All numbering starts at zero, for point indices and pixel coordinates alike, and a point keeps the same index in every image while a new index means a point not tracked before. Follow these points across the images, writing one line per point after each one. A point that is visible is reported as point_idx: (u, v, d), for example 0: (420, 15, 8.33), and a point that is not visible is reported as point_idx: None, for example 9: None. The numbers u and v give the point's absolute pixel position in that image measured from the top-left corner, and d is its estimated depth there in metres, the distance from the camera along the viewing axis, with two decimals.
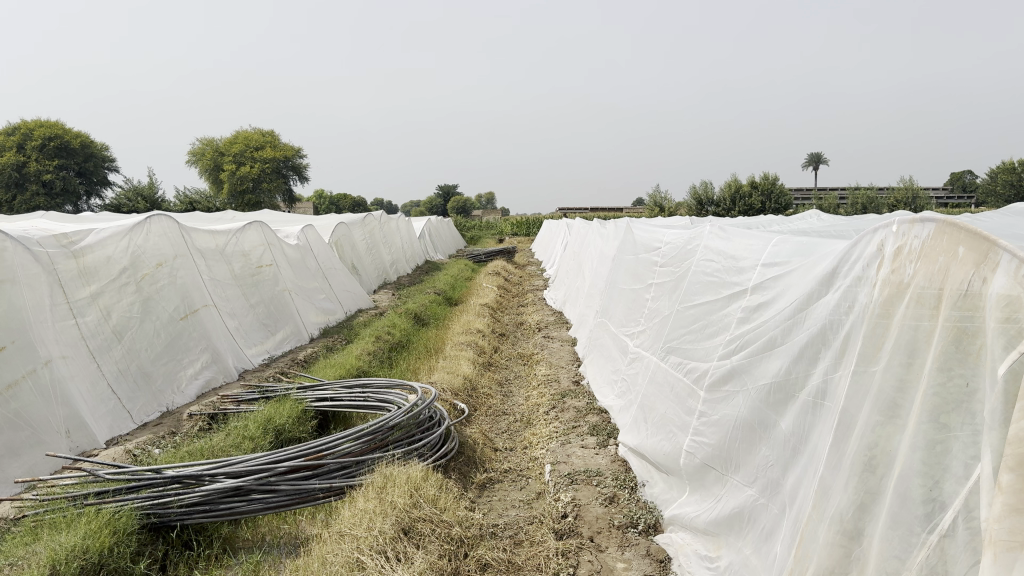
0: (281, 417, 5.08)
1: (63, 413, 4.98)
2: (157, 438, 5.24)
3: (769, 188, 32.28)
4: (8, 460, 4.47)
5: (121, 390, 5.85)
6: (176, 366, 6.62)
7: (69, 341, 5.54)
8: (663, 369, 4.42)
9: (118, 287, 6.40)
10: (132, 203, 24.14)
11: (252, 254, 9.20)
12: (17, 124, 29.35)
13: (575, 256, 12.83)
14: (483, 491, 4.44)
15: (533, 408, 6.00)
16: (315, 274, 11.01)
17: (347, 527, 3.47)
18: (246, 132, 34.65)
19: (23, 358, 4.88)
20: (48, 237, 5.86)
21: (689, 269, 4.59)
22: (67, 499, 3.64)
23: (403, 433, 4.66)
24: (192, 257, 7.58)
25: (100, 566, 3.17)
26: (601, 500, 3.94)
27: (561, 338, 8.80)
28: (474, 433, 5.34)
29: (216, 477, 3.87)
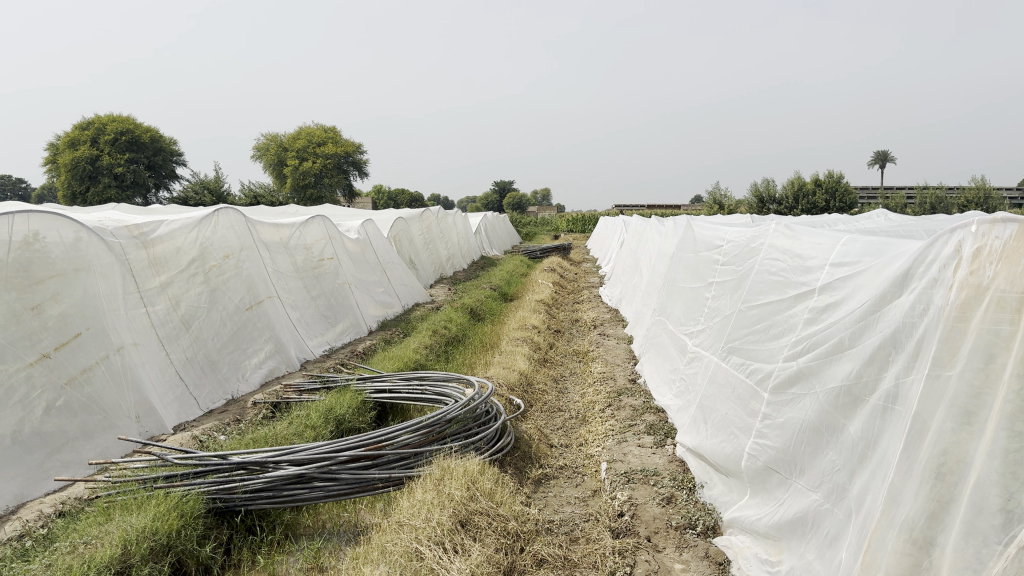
0: (341, 408, 5.16)
1: (133, 398, 5.16)
2: (222, 425, 5.38)
3: (833, 186, 31.44)
4: (83, 442, 4.64)
5: (189, 378, 6.03)
6: (240, 355, 6.78)
7: (140, 330, 5.72)
8: (724, 369, 4.36)
9: (187, 277, 6.59)
10: (199, 197, 24.83)
11: (314, 248, 9.36)
12: (91, 119, 30.47)
13: (632, 253, 12.74)
14: (539, 486, 4.45)
15: (589, 406, 5.98)
16: (375, 267, 11.17)
17: (405, 517, 3.51)
18: (309, 128, 35.31)
19: (98, 344, 5.06)
20: (120, 228, 6.06)
21: (753, 269, 4.51)
22: (138, 481, 3.76)
23: (461, 426, 4.67)
24: (257, 249, 7.76)
25: (168, 548, 3.28)
26: (658, 500, 3.90)
27: (617, 335, 8.74)
28: (530, 429, 5.34)
29: (279, 464, 3.95)
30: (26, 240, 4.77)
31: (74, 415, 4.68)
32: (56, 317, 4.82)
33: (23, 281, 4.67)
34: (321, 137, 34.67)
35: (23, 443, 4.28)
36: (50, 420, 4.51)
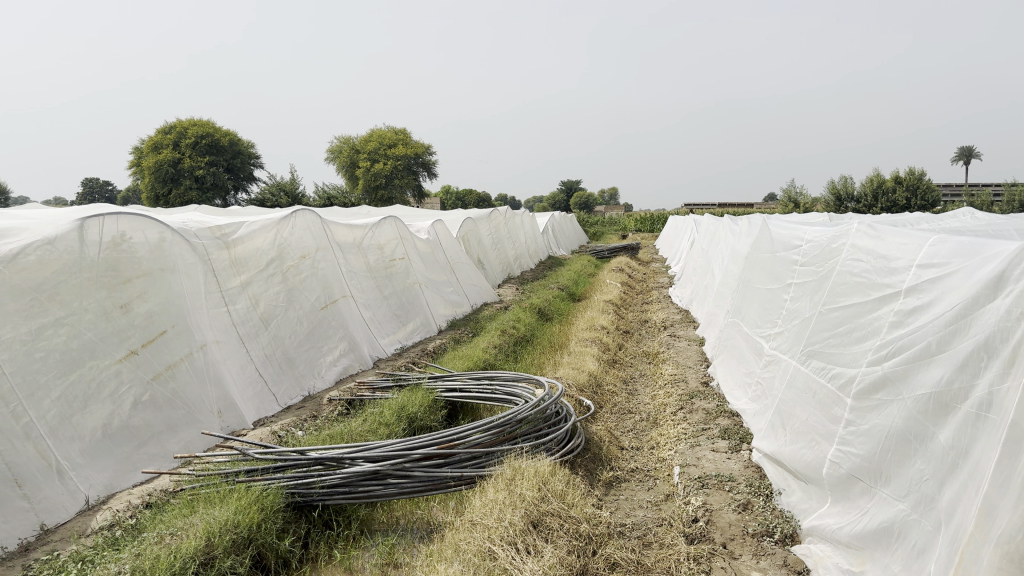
0: (413, 406, 5.23)
1: (215, 393, 5.34)
2: (299, 421, 5.51)
3: (915, 183, 30.31)
4: (168, 436, 4.82)
5: (267, 374, 6.20)
6: (316, 353, 6.93)
7: (222, 327, 5.91)
8: (803, 373, 4.23)
9: (265, 277, 6.78)
10: (275, 199, 25.53)
11: (386, 248, 9.51)
12: (174, 123, 31.69)
13: (704, 253, 12.51)
14: (610, 489, 4.41)
15: (660, 408, 5.90)
16: (444, 267, 11.26)
17: (478, 516, 3.53)
18: (380, 130, 35.93)
19: (182, 341, 5.25)
20: (203, 229, 6.27)
21: (834, 270, 4.37)
22: (220, 475, 3.89)
23: (531, 427, 4.66)
24: (332, 250, 7.92)
25: (250, 540, 3.38)
26: (734, 506, 3.82)
27: (688, 337, 8.61)
28: (600, 431, 5.30)
29: (355, 460, 4.01)
30: (116, 241, 4.97)
31: (160, 409, 4.86)
32: (143, 314, 5.02)
33: (113, 280, 4.88)
34: (392, 138, 35.17)
35: (112, 436, 4.46)
36: (137, 414, 4.69)
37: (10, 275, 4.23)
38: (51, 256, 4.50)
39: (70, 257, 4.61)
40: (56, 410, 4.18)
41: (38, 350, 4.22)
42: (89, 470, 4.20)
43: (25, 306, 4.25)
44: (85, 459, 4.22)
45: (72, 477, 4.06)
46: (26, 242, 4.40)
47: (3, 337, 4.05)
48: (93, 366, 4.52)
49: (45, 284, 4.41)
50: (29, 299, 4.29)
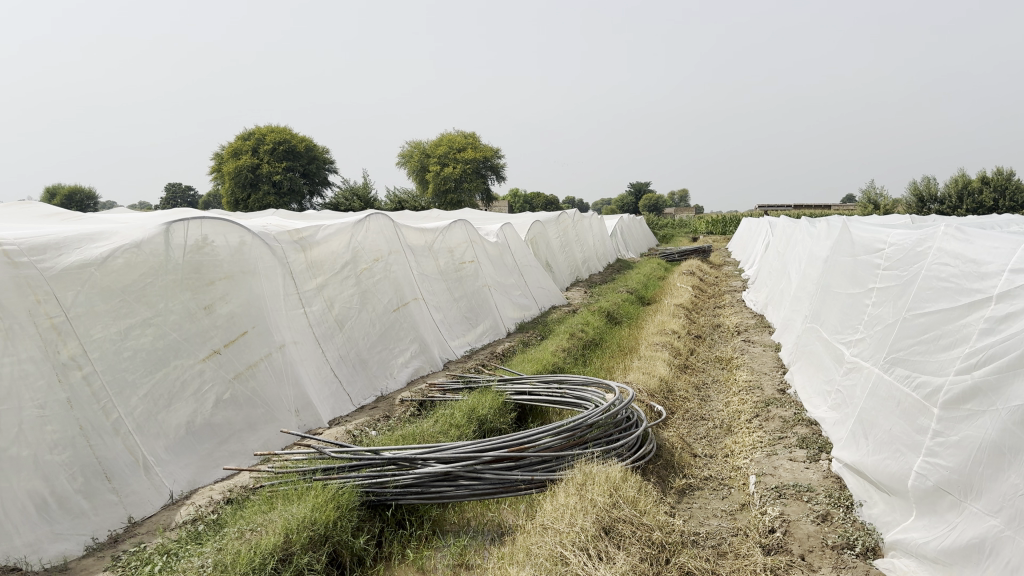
0: (483, 408, 5.26)
1: (292, 392, 5.48)
2: (372, 421, 5.60)
3: (1003, 183, 28.97)
4: (248, 433, 4.97)
5: (342, 375, 6.33)
6: (388, 354, 7.05)
7: (299, 329, 6.06)
8: (886, 382, 4.09)
9: (340, 279, 6.93)
10: (348, 203, 26.09)
11: (456, 251, 9.60)
12: (253, 130, 32.71)
13: (779, 256, 12.21)
14: (683, 497, 4.35)
15: (734, 415, 5.78)
16: (512, 270, 11.31)
17: (549, 520, 3.53)
18: (450, 135, 36.33)
19: (262, 342, 5.42)
20: (283, 233, 6.45)
21: (919, 274, 4.22)
22: (298, 473, 3.99)
23: (602, 432, 4.60)
24: (405, 253, 8.04)
25: (326, 537, 3.45)
26: (813, 517, 3.72)
27: (763, 343, 8.42)
28: (673, 438, 5.22)
29: (427, 461, 4.05)
30: (200, 244, 5.15)
31: (240, 408, 5.01)
32: (225, 315, 5.19)
33: (196, 282, 5.06)
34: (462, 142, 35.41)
35: (196, 433, 4.62)
36: (219, 412, 4.85)
37: (100, 277, 4.42)
38: (138, 258, 4.69)
39: (156, 260, 4.80)
40: (143, 407, 4.35)
41: (126, 349, 4.40)
42: (173, 465, 4.36)
43: (114, 306, 4.44)
44: (170, 455, 4.39)
45: (158, 472, 4.22)
46: (115, 246, 4.60)
47: (94, 336, 4.24)
48: (178, 365, 4.69)
49: (132, 286, 4.61)
50: (118, 300, 4.48)
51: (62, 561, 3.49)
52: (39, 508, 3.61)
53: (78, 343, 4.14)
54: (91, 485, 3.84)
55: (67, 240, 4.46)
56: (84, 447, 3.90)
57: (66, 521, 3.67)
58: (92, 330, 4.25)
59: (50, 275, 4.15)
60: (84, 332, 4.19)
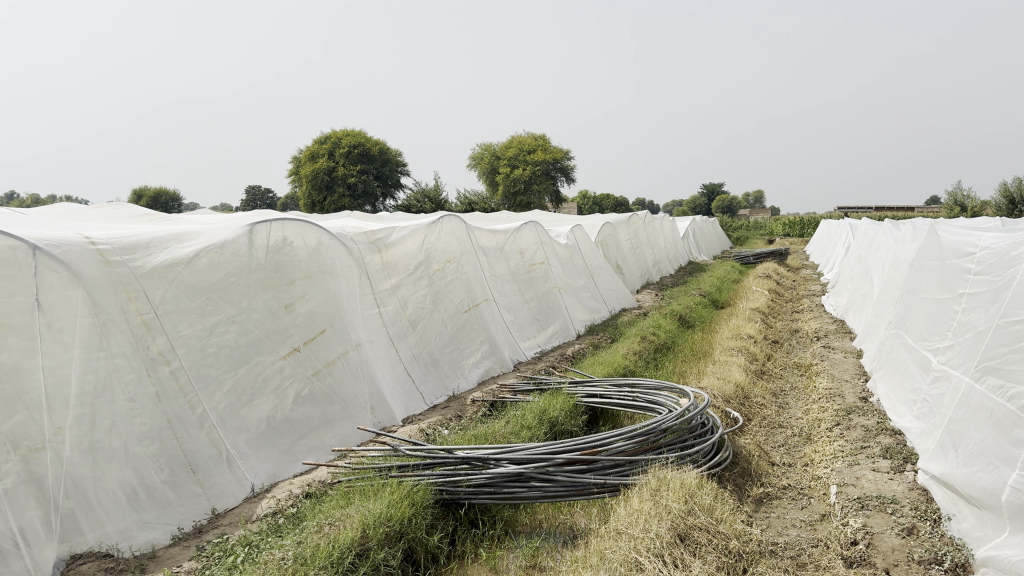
0: (555, 410, 5.26)
1: (368, 390, 5.58)
2: (445, 420, 5.66)
3: None
4: (326, 429, 5.08)
5: (415, 374, 6.42)
6: (460, 354, 7.11)
7: (374, 328, 6.17)
8: (978, 392, 3.92)
9: (413, 280, 7.03)
10: (420, 203, 26.48)
11: (527, 253, 9.63)
12: (329, 133, 33.47)
13: (861, 260, 11.81)
14: (760, 506, 4.25)
15: (814, 423, 5.62)
16: (582, 272, 11.27)
17: (623, 526, 3.50)
18: (521, 137, 36.44)
19: (338, 340, 5.54)
20: (359, 234, 6.60)
21: (1013, 280, 4.03)
22: (374, 469, 4.06)
23: (676, 437, 4.53)
24: (476, 254, 8.09)
25: (401, 533, 3.51)
26: (897, 530, 3.59)
27: (844, 349, 8.17)
28: (749, 445, 5.11)
29: (500, 461, 4.07)
30: (280, 245, 5.30)
31: (318, 404, 5.13)
32: (304, 314, 5.32)
33: (277, 282, 5.21)
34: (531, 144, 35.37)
35: (276, 428, 4.75)
36: (298, 408, 4.97)
37: (186, 276, 4.60)
38: (223, 258, 4.85)
39: (239, 260, 4.96)
40: (226, 402, 4.50)
41: (211, 346, 4.56)
42: (255, 459, 4.49)
43: (199, 304, 4.61)
44: (251, 449, 4.52)
45: (240, 465, 4.36)
46: (201, 246, 4.77)
47: (181, 333, 4.41)
48: (260, 361, 4.84)
49: (217, 285, 4.77)
50: (203, 298, 4.65)
51: (150, 549, 3.64)
52: (128, 497, 3.76)
53: (167, 339, 4.31)
54: (177, 476, 4.00)
55: (156, 240, 4.65)
56: (171, 439, 4.06)
57: (154, 511, 3.82)
58: (179, 327, 4.42)
59: (140, 273, 4.33)
60: (171, 329, 4.36)
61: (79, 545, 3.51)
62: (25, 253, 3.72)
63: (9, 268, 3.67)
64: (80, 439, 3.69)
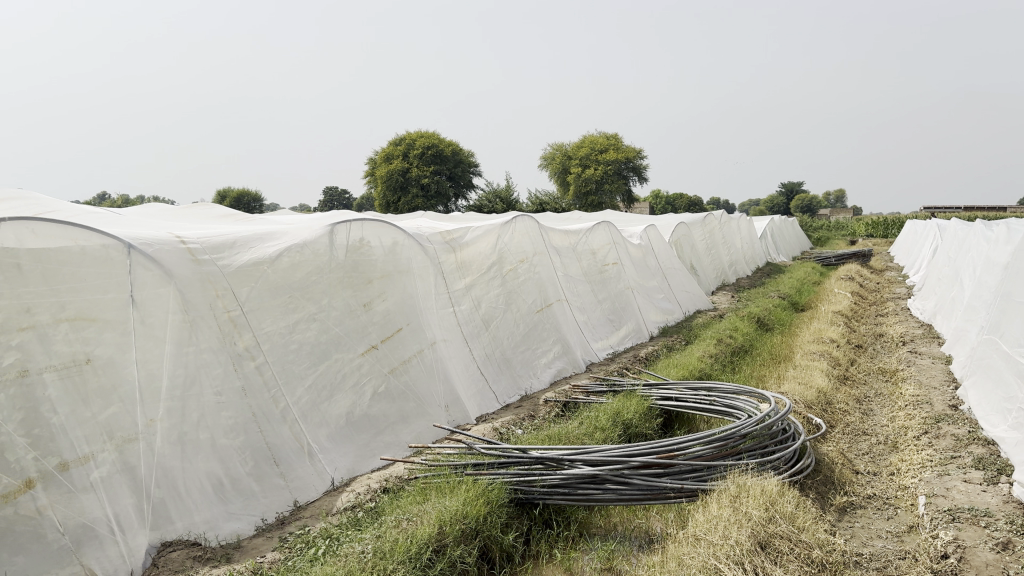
0: (628, 412, 5.21)
1: (442, 388, 5.64)
2: (518, 420, 5.67)
3: None
4: (402, 426, 5.15)
5: (488, 373, 6.46)
6: (532, 354, 7.12)
7: (449, 327, 6.24)
8: None
9: (487, 280, 7.08)
10: (491, 204, 26.70)
11: (599, 253, 9.58)
12: (403, 135, 33.99)
13: (950, 261, 11.31)
14: (844, 515, 4.12)
15: (900, 431, 5.41)
16: (655, 273, 11.14)
17: (701, 532, 3.44)
18: (594, 137, 36.26)
19: (414, 339, 5.61)
20: (434, 234, 6.73)
21: None
22: (450, 466, 4.11)
23: (756, 443, 4.41)
24: (550, 254, 8.09)
25: (477, 531, 3.53)
26: (991, 544, 3.43)
27: (932, 354, 7.85)
28: (832, 452, 4.95)
29: (574, 463, 4.05)
30: (359, 245, 5.40)
31: (394, 401, 5.21)
32: (381, 313, 5.42)
33: (356, 281, 5.31)
34: (603, 144, 35.10)
35: (355, 423, 4.85)
36: (375, 404, 5.06)
37: (270, 275, 4.73)
38: (304, 257, 4.98)
39: (320, 259, 5.08)
40: (307, 397, 4.62)
41: (293, 342, 4.69)
42: (334, 453, 4.59)
43: (282, 302, 4.74)
44: (331, 443, 4.63)
45: (321, 458, 4.46)
46: (284, 246, 4.91)
47: (265, 329, 4.54)
48: (339, 358, 4.95)
49: (298, 283, 4.89)
50: (286, 296, 4.78)
51: (236, 538, 3.76)
52: (215, 488, 3.90)
53: (252, 336, 4.44)
54: (260, 468, 4.12)
55: (242, 240, 4.80)
56: (255, 432, 4.19)
57: (239, 501, 3.95)
58: (263, 323, 4.55)
59: (228, 272, 4.48)
60: (256, 326, 4.50)
61: (169, 533, 3.64)
62: (121, 251, 3.84)
63: (105, 266, 3.78)
64: (170, 431, 3.83)
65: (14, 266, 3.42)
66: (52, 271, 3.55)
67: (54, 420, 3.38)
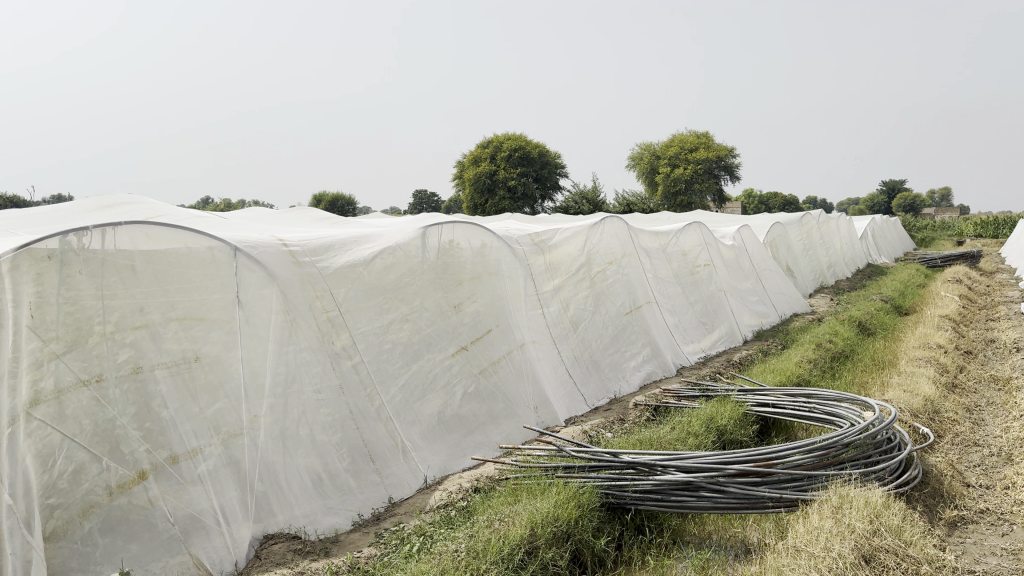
0: (723, 418, 5.10)
1: (532, 389, 5.65)
2: (608, 423, 5.63)
3: None
4: (492, 426, 5.18)
5: (576, 375, 6.44)
6: (622, 357, 7.06)
7: (538, 328, 6.25)
8: None
9: (575, 282, 7.06)
10: (578, 206, 26.73)
11: (690, 254, 9.41)
12: (492, 138, 34.30)
13: None
14: (955, 530, 3.92)
15: (1016, 443, 5.10)
16: (749, 274, 10.87)
17: (802, 543, 3.34)
18: (683, 137, 35.67)
19: (503, 340, 5.64)
20: (523, 236, 6.76)
21: None
22: (540, 469, 4.12)
23: (859, 453, 4.23)
24: (639, 256, 8.00)
25: (568, 534, 3.53)
26: None
27: None
28: (940, 464, 4.71)
29: (667, 468, 4.00)
30: (450, 246, 5.48)
31: (484, 401, 5.25)
32: (471, 314, 5.48)
33: (448, 282, 5.39)
34: (693, 143, 34.46)
35: (446, 422, 4.92)
36: (466, 404, 5.12)
37: (366, 277, 4.85)
38: (398, 259, 5.08)
39: (413, 261, 5.18)
40: (400, 396, 4.72)
41: (387, 342, 4.79)
42: (427, 452, 4.66)
43: (377, 303, 4.85)
44: (424, 442, 4.70)
45: (414, 456, 4.54)
46: (378, 248, 5.02)
47: (360, 329, 4.66)
48: (430, 358, 5.02)
49: (392, 285, 5.00)
50: (380, 298, 4.89)
51: (334, 533, 3.86)
52: (314, 482, 4.02)
53: (349, 336, 4.57)
54: (357, 465, 4.22)
55: (339, 243, 4.95)
56: (352, 429, 4.30)
57: (337, 497, 4.06)
58: (359, 324, 4.68)
59: (326, 274, 4.62)
60: (352, 326, 4.62)
61: (271, 525, 3.77)
62: (227, 254, 4.00)
63: (212, 269, 3.94)
64: (273, 427, 3.98)
65: (130, 268, 3.60)
66: (163, 273, 3.73)
67: (165, 415, 3.56)
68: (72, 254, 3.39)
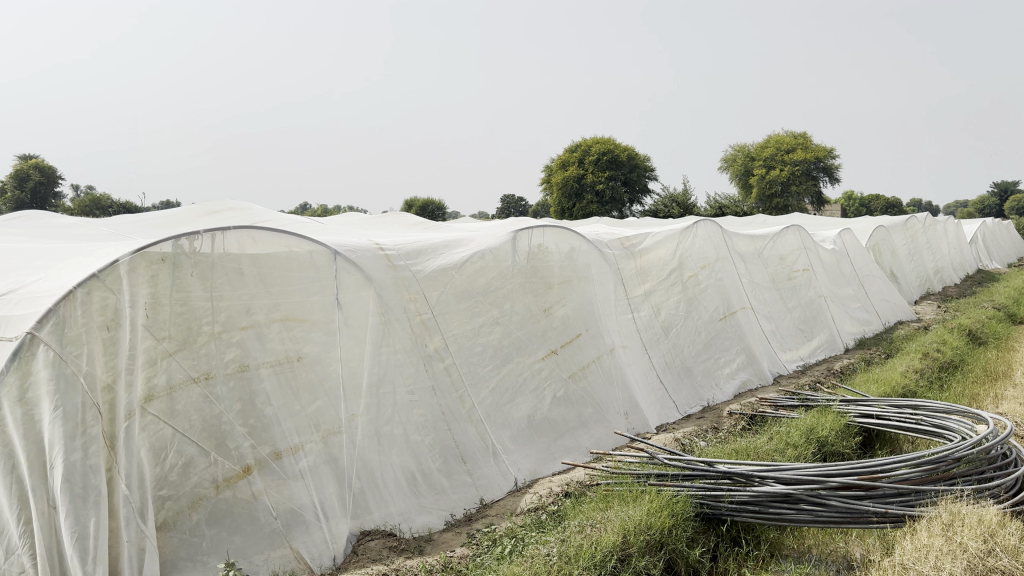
0: (823, 429, 4.94)
1: (622, 395, 5.61)
2: (701, 431, 5.53)
3: None
4: (582, 431, 5.18)
5: (668, 382, 6.36)
6: (715, 364, 6.93)
7: (628, 333, 6.20)
8: None
9: (667, 286, 6.97)
10: (668, 209, 26.28)
11: (787, 259, 9.14)
12: (580, 142, 34.11)
13: None
14: None
15: None
16: (851, 280, 10.46)
17: (909, 560, 3.23)
18: (780, 137, 34.64)
19: (593, 344, 5.62)
20: (615, 241, 6.77)
21: None
22: (632, 475, 4.11)
23: (972, 468, 4.01)
24: (734, 261, 7.81)
25: (661, 543, 3.48)
26: None
27: None
28: None
29: (765, 480, 3.90)
30: (539, 250, 5.50)
31: (574, 405, 5.24)
32: (561, 318, 5.48)
33: (538, 286, 5.41)
34: (790, 143, 33.40)
35: (536, 426, 4.94)
36: (555, 409, 5.12)
37: (458, 280, 4.92)
38: (489, 263, 5.13)
39: (503, 265, 5.22)
40: (491, 399, 4.77)
41: (478, 345, 4.85)
42: (517, 455, 4.70)
43: (468, 306, 4.91)
44: (514, 445, 4.74)
45: (505, 459, 4.58)
46: (470, 252, 5.09)
47: (453, 332, 4.74)
48: (521, 362, 5.06)
49: (483, 289, 5.05)
50: (472, 301, 4.95)
51: (427, 532, 3.93)
52: (409, 481, 4.11)
53: (442, 338, 4.65)
54: (449, 465, 4.30)
55: (432, 246, 5.03)
56: (445, 430, 4.38)
57: (430, 496, 4.14)
58: (451, 326, 4.75)
59: (420, 277, 4.71)
60: (444, 328, 4.70)
61: (368, 522, 3.87)
62: (326, 257, 4.13)
63: (312, 271, 4.07)
64: (369, 426, 4.09)
65: (237, 270, 3.75)
66: (268, 274, 3.87)
67: (269, 412, 3.70)
68: (184, 256, 3.55)
